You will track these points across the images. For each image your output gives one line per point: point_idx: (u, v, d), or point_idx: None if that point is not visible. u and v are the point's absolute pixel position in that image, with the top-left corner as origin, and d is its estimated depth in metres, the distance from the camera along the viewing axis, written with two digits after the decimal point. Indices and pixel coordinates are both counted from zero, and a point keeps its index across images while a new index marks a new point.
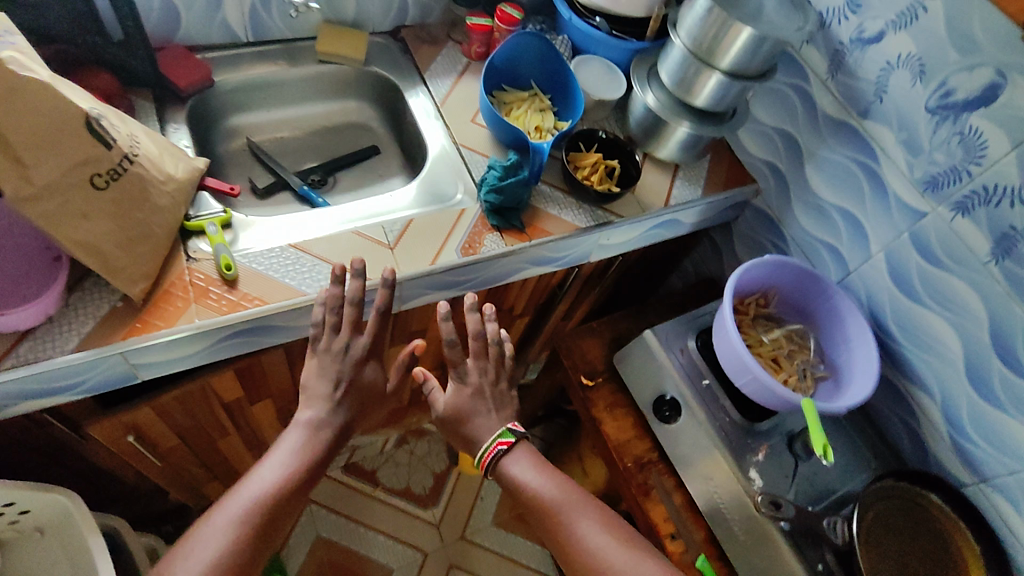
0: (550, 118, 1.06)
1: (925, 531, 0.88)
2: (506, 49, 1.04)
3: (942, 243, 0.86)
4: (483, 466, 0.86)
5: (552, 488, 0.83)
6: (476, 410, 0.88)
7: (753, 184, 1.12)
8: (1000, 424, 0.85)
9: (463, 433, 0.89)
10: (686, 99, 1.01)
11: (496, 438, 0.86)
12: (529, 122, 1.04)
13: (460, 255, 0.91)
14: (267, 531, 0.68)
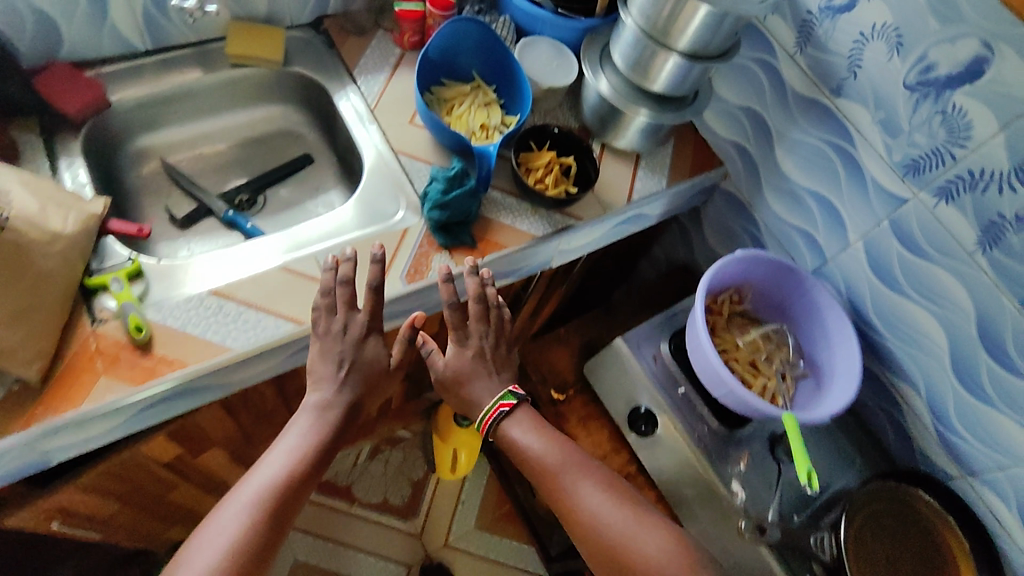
0: (497, 113, 0.96)
1: (914, 529, 0.86)
2: (440, 38, 0.93)
3: (924, 231, 0.80)
4: (483, 429, 0.83)
5: (549, 451, 0.81)
6: (478, 375, 0.84)
7: (720, 167, 1.04)
8: (989, 418, 0.82)
9: (465, 395, 0.84)
10: (642, 84, 0.91)
11: (496, 400, 0.83)
12: (473, 120, 0.94)
13: (406, 283, 0.83)
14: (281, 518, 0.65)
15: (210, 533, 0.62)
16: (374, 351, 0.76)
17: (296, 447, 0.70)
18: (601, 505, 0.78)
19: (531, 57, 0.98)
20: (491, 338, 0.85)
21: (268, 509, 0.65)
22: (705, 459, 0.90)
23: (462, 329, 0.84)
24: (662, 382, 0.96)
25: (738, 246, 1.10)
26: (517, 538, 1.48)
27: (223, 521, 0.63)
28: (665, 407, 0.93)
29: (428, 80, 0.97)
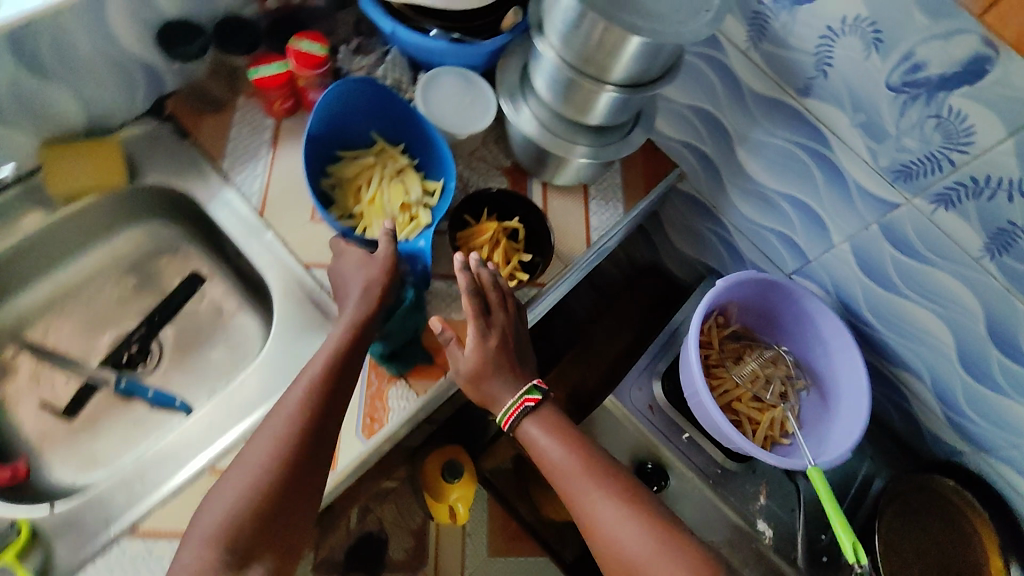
0: (417, 180, 0.77)
1: (947, 525, 0.86)
2: (321, 111, 0.74)
3: (920, 238, 0.72)
4: (508, 424, 0.69)
5: (561, 456, 0.67)
6: (501, 371, 0.68)
7: (675, 168, 0.92)
8: (1001, 406, 0.79)
9: (489, 388, 0.69)
10: (577, 118, 0.77)
11: (521, 394, 0.68)
12: (392, 200, 0.77)
13: (365, 439, 0.69)
14: (285, 488, 0.59)
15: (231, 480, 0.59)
16: (368, 265, 0.68)
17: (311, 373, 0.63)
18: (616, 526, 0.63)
19: (437, 96, 0.80)
20: (509, 323, 0.71)
21: (285, 452, 0.59)
22: (728, 505, 0.86)
23: (484, 316, 0.69)
24: (663, 431, 0.89)
25: (707, 246, 1.00)
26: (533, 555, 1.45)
27: (241, 468, 0.59)
28: (669, 457, 0.88)
29: (321, 160, 0.78)
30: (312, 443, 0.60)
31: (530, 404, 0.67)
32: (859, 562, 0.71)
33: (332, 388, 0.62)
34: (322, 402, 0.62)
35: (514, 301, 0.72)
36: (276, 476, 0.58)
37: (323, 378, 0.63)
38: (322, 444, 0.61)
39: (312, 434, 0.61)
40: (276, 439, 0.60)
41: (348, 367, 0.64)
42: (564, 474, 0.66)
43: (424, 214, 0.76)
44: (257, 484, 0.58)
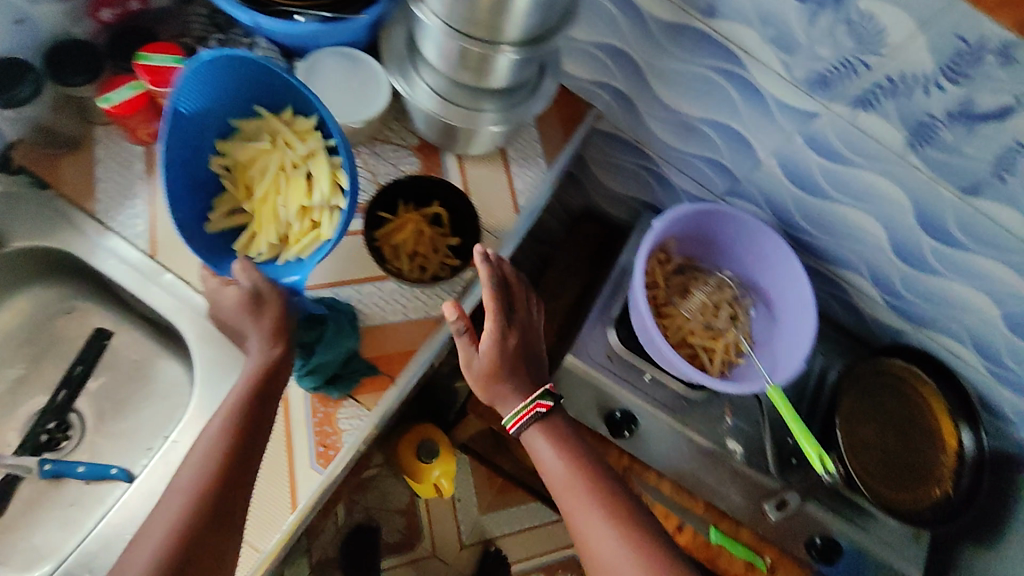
0: (321, 176, 0.67)
1: (903, 403, 0.91)
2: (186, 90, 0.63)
3: (844, 142, 0.71)
4: (514, 427, 0.69)
5: (552, 470, 0.69)
6: (515, 371, 0.68)
7: (591, 110, 0.89)
8: (936, 286, 0.81)
9: (500, 386, 0.69)
10: (478, 83, 0.71)
11: (532, 400, 0.69)
12: (289, 203, 0.68)
13: (323, 469, 0.65)
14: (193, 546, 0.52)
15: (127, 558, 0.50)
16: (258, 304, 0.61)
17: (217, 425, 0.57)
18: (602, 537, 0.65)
19: (321, 86, 0.74)
20: (528, 323, 0.72)
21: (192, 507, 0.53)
22: (696, 432, 0.87)
23: (504, 313, 0.67)
24: (625, 377, 0.88)
25: (635, 180, 0.98)
26: (522, 504, 1.49)
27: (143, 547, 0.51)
28: (635, 401, 0.88)
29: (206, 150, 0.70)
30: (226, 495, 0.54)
31: (544, 409, 0.68)
32: (826, 468, 0.77)
33: (244, 438, 0.57)
34: (234, 460, 0.56)
35: (534, 300, 0.73)
36: (183, 537, 0.51)
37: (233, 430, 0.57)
38: (232, 505, 0.55)
39: (227, 495, 0.54)
40: (182, 494, 0.53)
41: (259, 415, 0.59)
42: (557, 489, 0.69)
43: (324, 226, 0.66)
44: (158, 554, 0.50)
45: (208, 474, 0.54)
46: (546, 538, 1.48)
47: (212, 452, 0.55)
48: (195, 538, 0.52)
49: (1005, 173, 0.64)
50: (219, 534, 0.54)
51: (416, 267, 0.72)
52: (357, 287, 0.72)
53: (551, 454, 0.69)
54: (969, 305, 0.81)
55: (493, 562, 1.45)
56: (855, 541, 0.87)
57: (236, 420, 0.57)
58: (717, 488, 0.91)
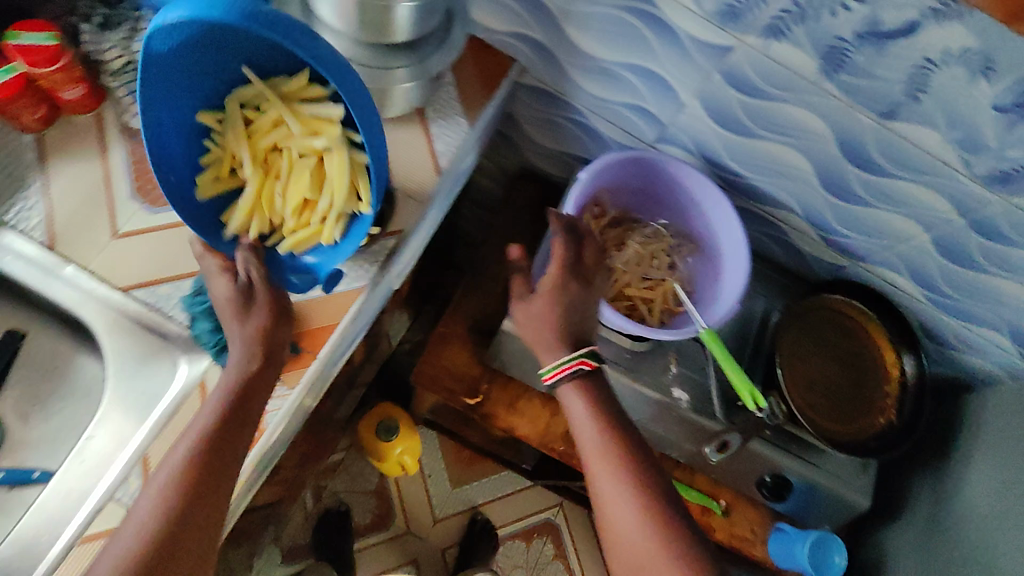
0: (335, 184, 0.61)
1: (846, 336, 0.91)
2: (177, 30, 0.51)
3: (759, 75, 0.70)
4: (549, 380, 0.68)
5: (588, 433, 0.67)
6: (562, 325, 0.69)
7: (513, 64, 0.85)
8: (867, 216, 0.81)
9: (545, 336, 0.68)
10: (382, 39, 0.68)
11: (578, 356, 0.67)
12: (288, 195, 0.63)
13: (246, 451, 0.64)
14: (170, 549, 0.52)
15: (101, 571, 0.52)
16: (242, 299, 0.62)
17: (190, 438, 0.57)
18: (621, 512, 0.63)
19: None
20: (596, 284, 0.73)
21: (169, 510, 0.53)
22: (643, 384, 0.87)
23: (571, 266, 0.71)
24: None
25: (568, 136, 0.96)
26: (494, 472, 1.50)
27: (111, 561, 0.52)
28: None
29: (186, 100, 0.61)
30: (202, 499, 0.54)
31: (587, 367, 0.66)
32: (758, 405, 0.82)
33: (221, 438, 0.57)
34: (202, 474, 0.55)
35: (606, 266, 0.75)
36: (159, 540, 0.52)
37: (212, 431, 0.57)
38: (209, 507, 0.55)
39: (194, 511, 0.54)
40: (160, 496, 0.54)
41: (231, 428, 0.58)
42: (589, 454, 0.66)
43: (324, 230, 0.63)
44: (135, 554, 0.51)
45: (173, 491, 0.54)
46: (520, 505, 1.49)
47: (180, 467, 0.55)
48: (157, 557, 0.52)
49: (918, 93, 0.63)
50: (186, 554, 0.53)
51: None
52: None
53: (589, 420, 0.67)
54: (900, 233, 0.81)
55: (480, 529, 1.44)
56: (805, 476, 0.88)
57: (205, 433, 0.57)
58: (667, 435, 0.92)
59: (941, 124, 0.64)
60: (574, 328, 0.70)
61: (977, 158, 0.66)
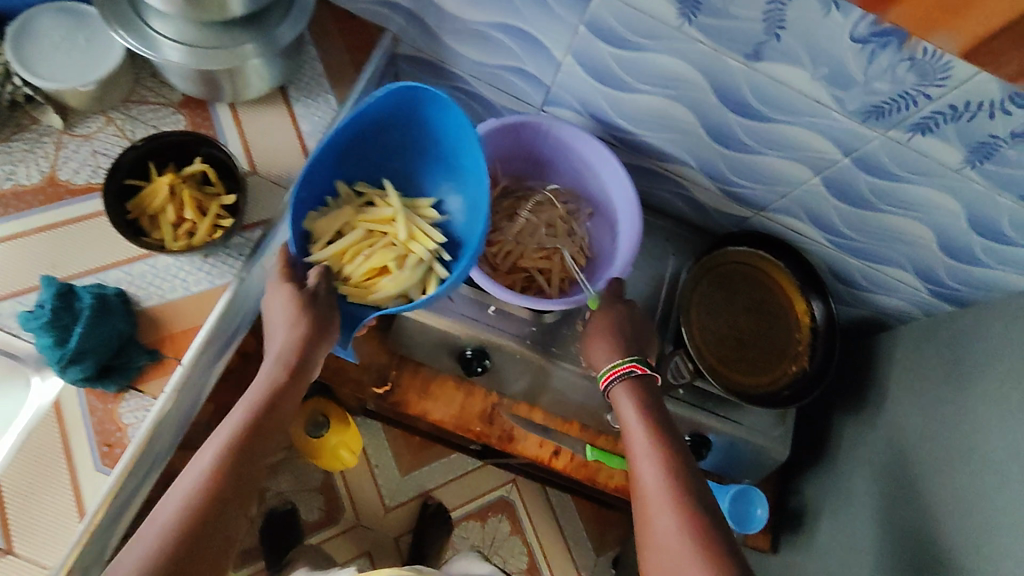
0: (416, 272, 0.69)
1: (756, 289, 0.91)
2: (378, 105, 0.66)
3: (624, 25, 0.66)
4: (605, 383, 0.74)
5: (636, 436, 0.68)
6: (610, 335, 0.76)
7: (384, 34, 0.80)
8: (759, 164, 0.79)
9: (602, 344, 0.76)
10: (220, 16, 0.63)
11: (631, 359, 0.73)
12: (364, 264, 0.69)
13: (108, 470, 0.62)
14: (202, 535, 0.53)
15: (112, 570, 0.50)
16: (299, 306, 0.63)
17: (221, 445, 0.57)
18: (659, 508, 0.62)
19: (52, 39, 0.67)
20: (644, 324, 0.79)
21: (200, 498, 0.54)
22: (549, 356, 0.85)
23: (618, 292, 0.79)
24: (469, 314, 0.84)
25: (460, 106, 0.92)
26: (445, 456, 1.48)
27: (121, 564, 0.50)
28: (482, 336, 0.84)
29: (337, 168, 0.71)
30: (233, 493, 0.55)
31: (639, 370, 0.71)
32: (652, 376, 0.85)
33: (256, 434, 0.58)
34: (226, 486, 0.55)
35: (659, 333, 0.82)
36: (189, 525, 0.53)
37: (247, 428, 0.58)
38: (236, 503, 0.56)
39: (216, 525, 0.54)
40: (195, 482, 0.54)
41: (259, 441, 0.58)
42: (636, 458, 0.67)
43: (378, 300, 0.68)
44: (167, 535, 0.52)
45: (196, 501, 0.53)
46: (472, 485, 1.48)
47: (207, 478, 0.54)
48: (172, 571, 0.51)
49: (777, 30, 0.59)
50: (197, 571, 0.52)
51: (185, 236, 0.66)
52: (125, 268, 0.66)
53: (638, 424, 0.69)
54: (794, 179, 0.79)
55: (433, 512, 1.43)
56: (723, 433, 0.87)
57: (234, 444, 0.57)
58: (584, 404, 0.90)
59: (806, 61, 0.61)
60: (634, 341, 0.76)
61: (848, 95, 0.63)
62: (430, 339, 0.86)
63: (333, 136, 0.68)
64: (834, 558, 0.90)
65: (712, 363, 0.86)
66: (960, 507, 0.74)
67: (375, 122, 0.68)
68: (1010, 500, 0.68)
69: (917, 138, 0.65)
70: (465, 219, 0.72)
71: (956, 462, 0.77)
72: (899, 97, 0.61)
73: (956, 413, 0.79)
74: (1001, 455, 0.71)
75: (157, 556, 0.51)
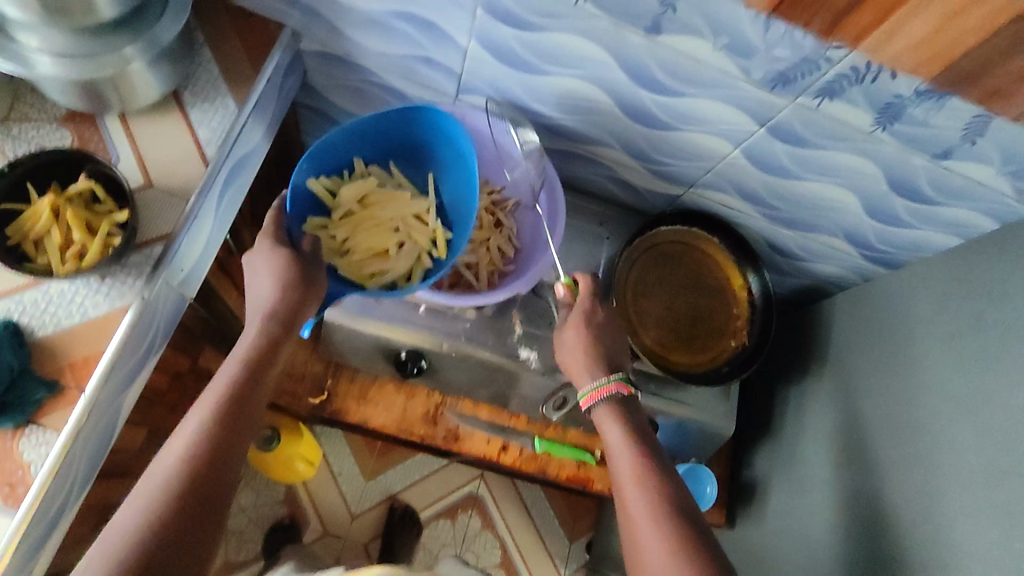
0: (407, 260, 0.74)
1: (692, 264, 0.90)
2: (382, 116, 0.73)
3: (519, 5, 0.63)
4: (587, 405, 0.70)
5: (619, 462, 0.65)
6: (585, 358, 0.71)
7: (282, 30, 0.77)
8: (679, 140, 0.77)
9: (578, 361, 0.72)
10: (89, 21, 0.60)
11: (616, 379, 0.70)
12: (366, 244, 0.74)
13: (12, 513, 0.58)
14: (199, 503, 0.51)
15: (104, 537, 0.48)
16: (286, 267, 0.64)
17: (210, 402, 0.56)
18: (651, 531, 0.59)
19: None
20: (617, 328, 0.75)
21: (193, 465, 0.52)
22: (483, 349, 0.82)
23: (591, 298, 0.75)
24: (399, 315, 0.81)
25: (375, 100, 0.88)
26: (409, 458, 1.46)
27: (112, 528, 0.49)
28: (416, 339, 0.81)
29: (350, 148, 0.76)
30: (225, 458, 0.54)
31: (623, 389, 0.69)
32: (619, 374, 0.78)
33: (241, 398, 0.57)
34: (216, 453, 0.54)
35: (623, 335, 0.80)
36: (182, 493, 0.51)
37: (231, 391, 0.57)
38: (227, 470, 0.54)
39: (213, 479, 0.53)
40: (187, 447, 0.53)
41: (248, 400, 0.57)
42: (621, 486, 0.64)
43: (364, 280, 0.73)
44: (158, 506, 0.50)
45: (189, 457, 0.52)
46: (439, 485, 1.46)
47: (197, 436, 0.54)
48: (173, 526, 0.49)
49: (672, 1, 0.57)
50: (194, 533, 0.50)
51: (75, 258, 0.63)
52: (14, 297, 0.63)
53: (621, 446, 0.66)
54: (715, 153, 0.77)
55: (400, 515, 1.41)
56: (669, 415, 0.85)
57: (221, 401, 0.56)
58: (526, 397, 0.88)
59: (706, 31, 0.60)
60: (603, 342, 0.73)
61: (752, 64, 0.62)
62: (362, 343, 0.84)
63: (346, 135, 0.74)
64: (783, 527, 0.91)
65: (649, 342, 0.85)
66: (896, 469, 0.74)
67: (387, 127, 0.75)
68: (943, 461, 0.68)
69: (825, 103, 0.64)
70: (453, 200, 0.79)
71: (894, 423, 0.76)
72: (801, 62, 0.60)
73: (891, 376, 0.79)
74: (931, 415, 0.71)
75: (147, 520, 0.49)
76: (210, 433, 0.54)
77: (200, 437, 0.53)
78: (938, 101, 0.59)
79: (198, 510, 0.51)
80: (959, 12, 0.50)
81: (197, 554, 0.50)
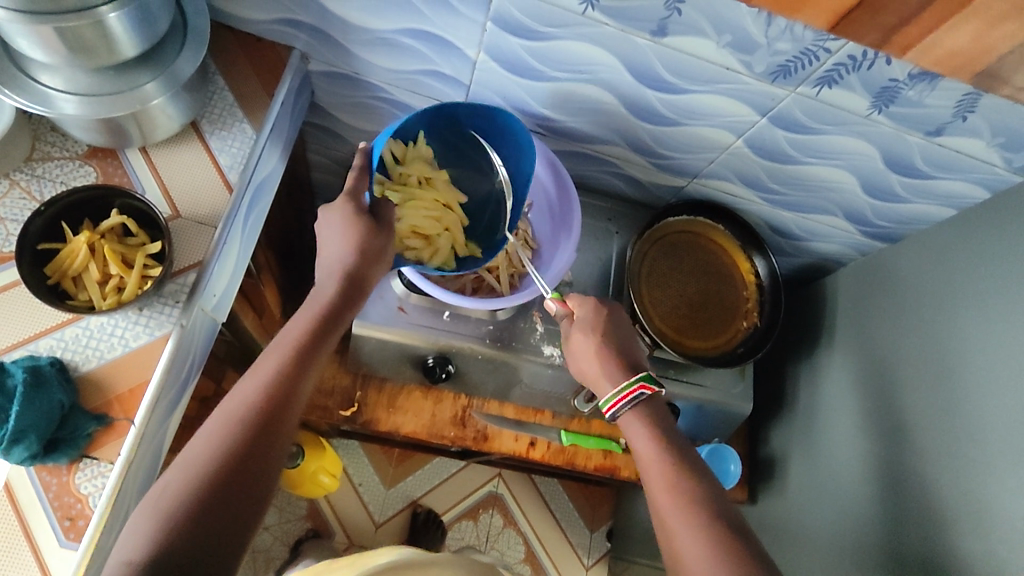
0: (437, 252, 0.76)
1: (702, 253, 0.93)
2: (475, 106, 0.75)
3: (528, 15, 0.66)
4: (612, 411, 0.71)
5: (650, 468, 0.67)
6: (593, 349, 0.74)
7: (292, 54, 0.79)
8: (684, 134, 0.80)
9: (595, 366, 0.73)
10: (111, 60, 0.61)
11: (636, 381, 0.71)
12: (412, 219, 0.75)
13: (77, 547, 0.59)
14: (262, 436, 0.54)
15: (184, 456, 0.52)
16: (354, 227, 0.66)
17: (280, 353, 0.59)
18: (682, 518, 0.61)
19: None
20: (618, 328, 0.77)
21: (260, 404, 0.55)
22: (509, 349, 0.84)
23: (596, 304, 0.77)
24: (424, 322, 0.84)
25: (383, 115, 0.90)
26: (427, 463, 1.48)
27: (191, 451, 0.52)
28: (441, 344, 0.83)
29: (419, 125, 0.77)
30: (287, 402, 0.56)
31: (646, 389, 0.70)
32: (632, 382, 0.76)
33: (304, 351, 0.60)
34: (279, 400, 0.56)
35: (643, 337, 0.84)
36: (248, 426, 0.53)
37: (298, 346, 0.60)
38: (288, 415, 0.56)
39: (275, 422, 0.55)
40: (257, 387, 0.56)
41: (314, 352, 0.61)
42: (653, 491, 0.65)
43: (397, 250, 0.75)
44: (228, 436, 0.52)
45: (257, 397, 0.55)
46: (459, 487, 1.48)
47: (271, 378, 0.57)
48: (238, 456, 0.52)
49: (677, 5, 0.60)
50: (256, 468, 0.52)
51: (114, 292, 0.64)
52: (56, 334, 0.64)
53: (646, 447, 0.68)
54: (718, 144, 0.81)
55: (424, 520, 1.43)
56: (690, 399, 0.88)
57: (295, 350, 0.59)
58: (551, 393, 0.91)
59: (710, 31, 0.63)
60: (622, 330, 0.76)
61: (754, 58, 0.65)
62: (389, 352, 0.86)
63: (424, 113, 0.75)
64: (807, 498, 0.94)
65: (666, 330, 0.88)
66: (910, 431, 0.78)
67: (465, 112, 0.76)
68: (956, 422, 0.72)
69: (824, 91, 0.67)
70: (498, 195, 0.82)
71: (905, 389, 0.80)
72: (802, 54, 0.63)
73: (898, 345, 0.83)
74: (940, 378, 0.75)
75: (216, 448, 0.52)
76: (276, 380, 0.57)
77: (265, 383, 0.56)
78: (932, 82, 0.63)
79: (260, 443, 0.53)
80: (993, 19, 0.54)
81: (255, 490, 0.52)
